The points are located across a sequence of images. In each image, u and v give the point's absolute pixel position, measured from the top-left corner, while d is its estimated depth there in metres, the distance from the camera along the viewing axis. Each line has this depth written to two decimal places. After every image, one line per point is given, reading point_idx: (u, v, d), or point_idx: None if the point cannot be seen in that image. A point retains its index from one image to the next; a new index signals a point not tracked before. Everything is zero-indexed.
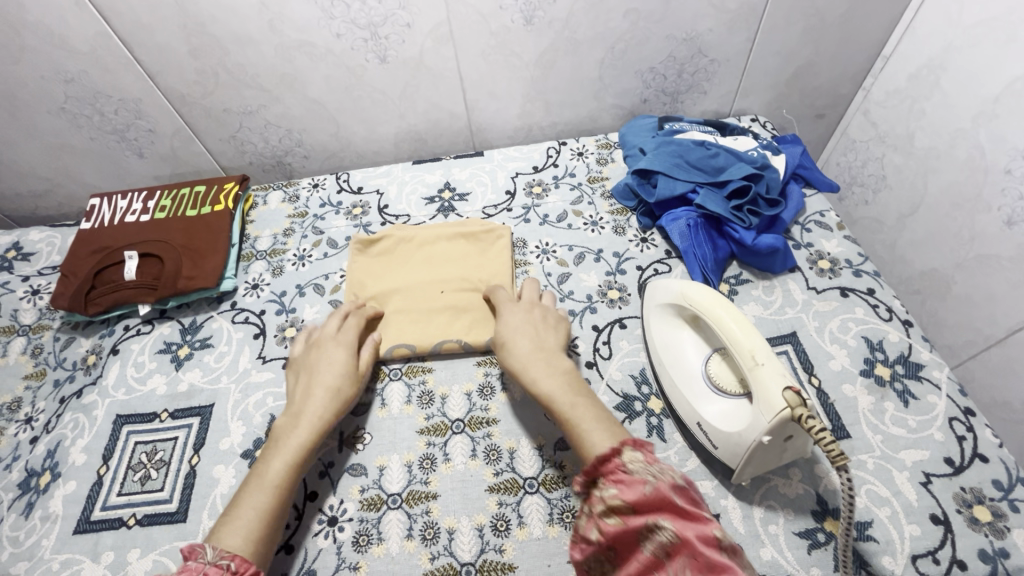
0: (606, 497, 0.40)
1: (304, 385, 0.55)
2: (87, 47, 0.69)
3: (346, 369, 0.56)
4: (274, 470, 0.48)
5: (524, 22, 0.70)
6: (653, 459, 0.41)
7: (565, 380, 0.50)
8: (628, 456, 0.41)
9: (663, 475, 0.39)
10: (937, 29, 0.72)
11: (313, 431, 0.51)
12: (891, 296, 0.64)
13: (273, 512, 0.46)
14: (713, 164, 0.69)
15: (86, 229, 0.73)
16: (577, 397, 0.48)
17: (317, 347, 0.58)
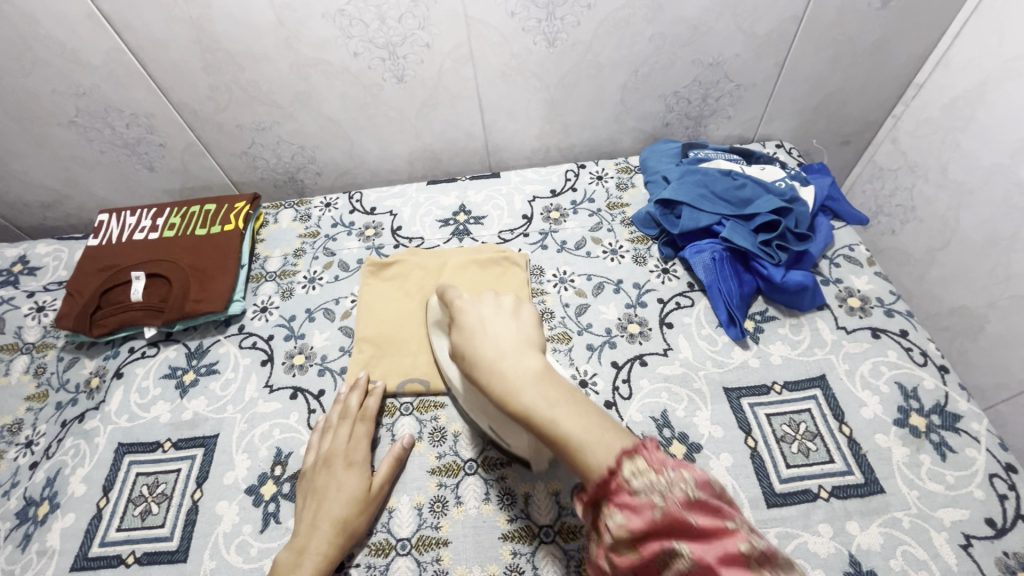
0: (608, 525, 0.34)
1: (310, 513, 0.51)
2: (100, 62, 0.68)
3: (354, 500, 0.51)
4: None
5: (546, 44, 0.68)
6: (661, 464, 0.34)
7: (534, 383, 0.42)
8: (630, 468, 0.34)
9: (672, 489, 0.33)
10: (975, 59, 0.70)
11: (315, 572, 0.47)
12: (924, 339, 0.61)
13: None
14: (739, 196, 0.67)
15: (94, 246, 0.72)
16: (536, 394, 0.41)
17: (326, 465, 0.54)
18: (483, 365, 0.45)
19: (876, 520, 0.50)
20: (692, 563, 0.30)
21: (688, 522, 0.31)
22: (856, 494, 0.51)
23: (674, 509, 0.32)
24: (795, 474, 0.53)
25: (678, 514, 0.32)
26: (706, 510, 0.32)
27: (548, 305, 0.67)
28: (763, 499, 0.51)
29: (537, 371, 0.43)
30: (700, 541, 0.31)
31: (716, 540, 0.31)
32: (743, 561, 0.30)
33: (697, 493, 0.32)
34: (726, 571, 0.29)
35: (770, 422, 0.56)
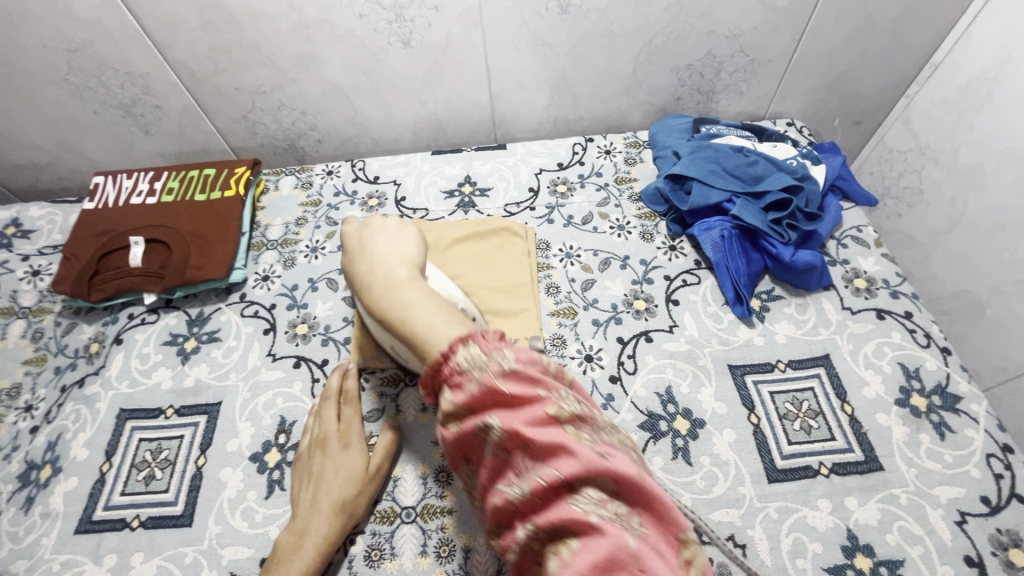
0: (442, 404, 0.34)
1: (309, 495, 0.50)
2: (93, 16, 0.65)
3: (353, 479, 0.51)
4: None
5: (559, 10, 0.66)
6: (490, 346, 0.35)
7: (405, 294, 0.42)
8: (461, 353, 0.35)
9: (489, 365, 0.33)
10: (996, 39, 0.68)
11: (316, 552, 0.47)
12: (929, 321, 0.61)
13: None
14: (751, 173, 0.66)
15: (90, 210, 0.70)
16: (401, 296, 0.42)
17: (322, 447, 0.53)
18: (359, 275, 0.46)
19: (874, 497, 0.51)
20: (503, 433, 0.31)
21: (501, 392, 0.32)
22: (855, 471, 0.52)
23: (489, 381, 0.33)
24: (797, 450, 0.53)
25: (493, 386, 0.32)
26: (519, 379, 0.33)
27: (554, 279, 0.66)
28: (765, 474, 0.52)
29: (404, 281, 0.43)
30: (512, 409, 0.32)
31: (525, 407, 0.32)
32: (551, 420, 0.31)
33: (513, 367, 0.33)
34: (532, 432, 0.31)
35: (774, 399, 0.57)
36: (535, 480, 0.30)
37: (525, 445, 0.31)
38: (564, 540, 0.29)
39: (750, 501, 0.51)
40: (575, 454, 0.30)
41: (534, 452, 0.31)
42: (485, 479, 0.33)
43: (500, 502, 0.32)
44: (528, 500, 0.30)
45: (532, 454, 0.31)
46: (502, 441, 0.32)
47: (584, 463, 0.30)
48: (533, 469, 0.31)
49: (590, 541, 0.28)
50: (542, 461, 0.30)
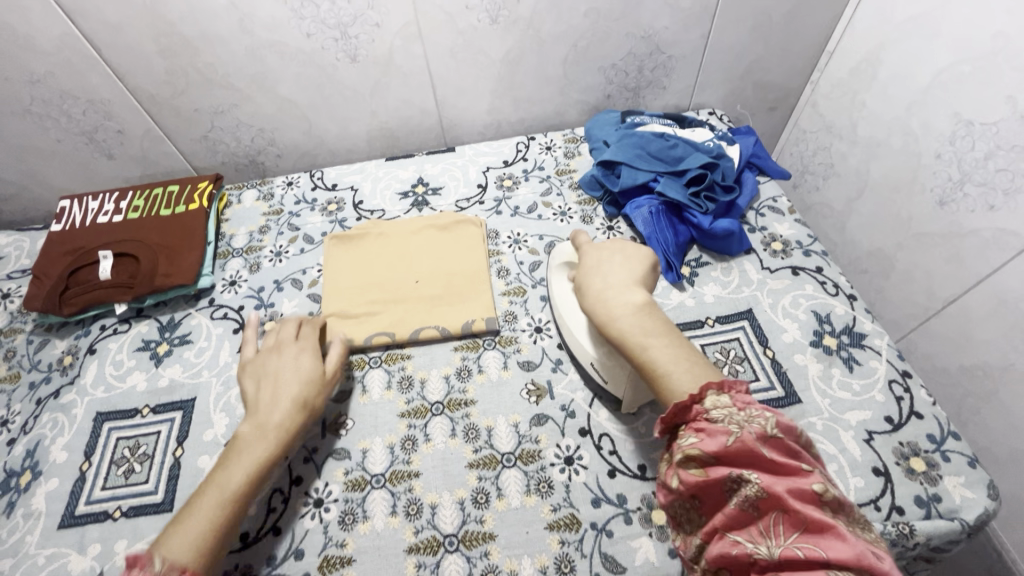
0: (684, 445, 0.42)
1: (268, 393, 0.54)
2: (53, 48, 0.69)
3: (303, 377, 0.55)
4: (236, 482, 0.48)
5: (490, 21, 0.73)
6: (745, 406, 0.42)
7: (630, 315, 0.51)
8: (712, 401, 0.43)
9: (750, 424, 0.40)
10: (872, 26, 0.78)
11: (275, 438, 0.51)
12: (837, 273, 0.69)
13: (225, 520, 0.46)
14: (672, 155, 0.74)
15: (58, 231, 0.73)
16: (637, 323, 0.51)
17: (274, 351, 0.58)
18: (592, 292, 0.55)
19: (794, 425, 0.57)
20: (763, 492, 0.38)
21: (763, 456, 0.39)
22: (777, 406, 0.58)
23: (750, 442, 0.40)
24: None
25: (754, 447, 0.39)
26: (779, 449, 0.40)
27: (504, 263, 0.72)
28: None
29: (639, 307, 0.52)
30: (773, 475, 0.39)
31: (788, 477, 0.38)
32: (814, 499, 0.37)
33: (776, 434, 0.40)
34: (796, 503, 0.37)
35: (705, 350, 0.63)
36: (792, 548, 0.36)
37: (783, 510, 0.37)
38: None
39: None
40: (846, 539, 0.35)
41: (795, 522, 0.37)
42: (720, 525, 0.40)
43: (735, 550, 0.38)
44: (776, 563, 0.36)
45: (790, 521, 0.37)
46: (756, 499, 0.39)
47: (855, 549, 0.35)
48: (790, 539, 0.37)
49: None
50: (800, 533, 0.36)
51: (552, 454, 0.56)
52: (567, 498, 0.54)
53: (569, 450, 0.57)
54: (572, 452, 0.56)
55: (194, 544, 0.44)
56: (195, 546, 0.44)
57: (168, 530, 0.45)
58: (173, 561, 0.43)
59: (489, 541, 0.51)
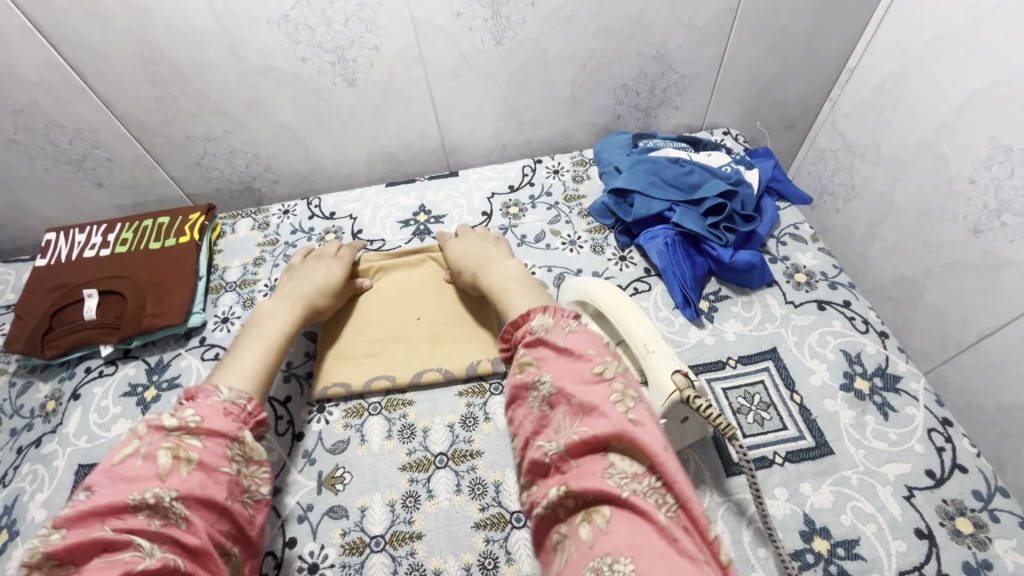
0: (516, 358, 0.43)
1: (300, 281, 0.64)
2: (37, 77, 0.66)
3: (326, 277, 0.65)
4: (275, 335, 0.56)
5: (494, 42, 0.70)
6: (562, 318, 0.44)
7: (503, 273, 0.58)
8: (539, 320, 0.44)
9: (559, 332, 0.42)
10: (898, 43, 0.74)
11: (291, 309, 0.60)
12: (866, 308, 0.65)
13: (270, 365, 0.53)
14: (688, 181, 0.70)
15: (42, 266, 0.70)
16: (499, 276, 0.58)
17: (314, 259, 0.68)
18: (456, 258, 0.64)
19: (827, 480, 0.53)
20: (554, 389, 0.38)
21: (563, 350, 0.40)
22: (808, 458, 0.54)
23: (555, 343, 0.41)
24: (752, 443, 0.55)
25: (557, 346, 0.41)
26: (577, 344, 0.41)
27: None
28: (723, 468, 0.54)
29: (513, 269, 0.58)
30: (568, 371, 0.39)
31: (576, 371, 0.39)
32: (594, 385, 0.38)
33: (574, 332, 0.42)
34: (578, 390, 0.37)
35: (727, 394, 0.59)
36: (573, 433, 0.36)
37: (568, 401, 0.37)
38: (598, 509, 0.33)
39: (712, 497, 0.52)
40: (610, 417, 0.36)
41: (575, 408, 0.37)
42: (528, 435, 0.38)
43: (538, 455, 0.37)
44: (562, 454, 0.36)
45: (572, 410, 0.37)
46: (550, 396, 0.38)
47: (617, 425, 0.35)
48: (570, 426, 0.36)
49: (621, 511, 0.33)
50: (580, 418, 0.36)
51: None
52: None
53: None
54: None
55: (247, 376, 0.50)
56: (244, 374, 0.50)
57: (216, 372, 0.50)
58: (237, 389, 0.47)
59: None
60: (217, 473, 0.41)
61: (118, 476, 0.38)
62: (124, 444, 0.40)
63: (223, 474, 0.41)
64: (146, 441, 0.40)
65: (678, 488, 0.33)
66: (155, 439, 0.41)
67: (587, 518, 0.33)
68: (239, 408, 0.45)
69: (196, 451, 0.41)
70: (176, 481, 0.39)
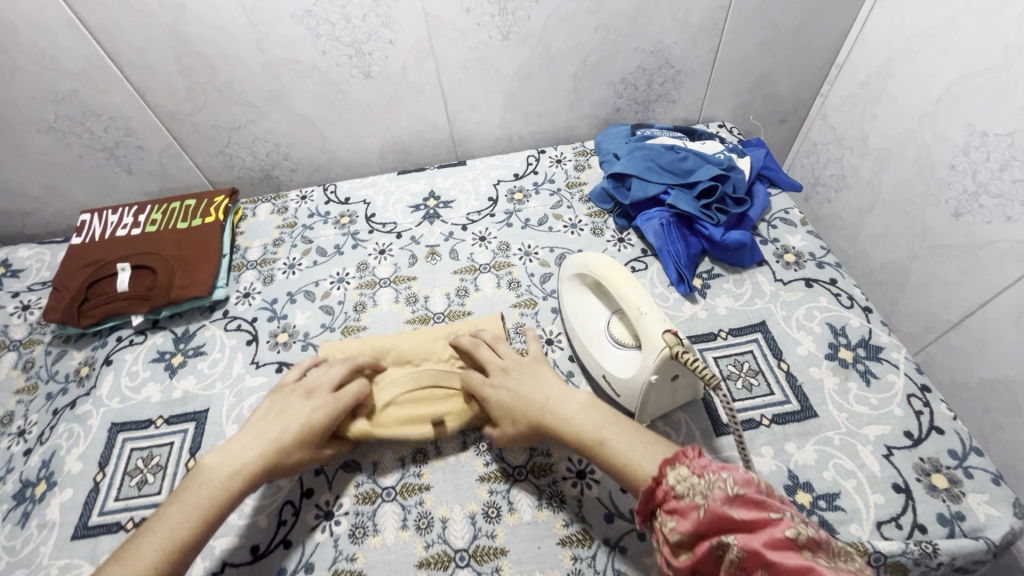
0: (665, 532, 0.40)
1: (266, 426, 0.52)
2: (78, 68, 0.71)
3: (299, 422, 0.52)
4: (183, 526, 0.45)
5: (501, 37, 0.74)
6: (701, 468, 0.40)
7: (583, 417, 0.49)
8: (672, 476, 0.41)
9: (711, 489, 0.38)
10: (883, 39, 0.78)
11: (239, 471, 0.48)
12: (851, 285, 0.68)
13: (158, 573, 0.43)
14: (682, 167, 0.74)
15: (78, 244, 0.75)
16: (589, 419, 0.49)
17: (302, 393, 0.55)
18: (500, 402, 0.53)
19: (811, 440, 0.56)
20: (742, 553, 0.35)
21: (733, 516, 0.37)
22: (793, 419, 0.57)
23: (715, 506, 0.38)
24: (740, 406, 0.59)
25: (721, 510, 0.37)
26: (745, 504, 0.37)
27: (515, 276, 0.72)
28: (712, 429, 0.57)
29: (589, 404, 0.51)
30: (748, 533, 0.36)
31: (761, 530, 0.36)
32: (788, 546, 0.34)
33: (737, 490, 0.38)
34: (773, 554, 0.34)
35: (718, 363, 0.62)
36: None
37: (767, 567, 0.34)
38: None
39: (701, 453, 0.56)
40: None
41: (779, 574, 0.33)
42: None
43: None
44: None
45: (777, 575, 0.33)
46: (742, 562, 0.35)
47: None
48: None
49: None
50: None
51: (565, 468, 0.56)
52: (580, 513, 0.53)
53: (581, 463, 0.56)
54: (584, 466, 0.56)
55: (131, 568, 0.43)
56: None
57: (108, 562, 0.44)
58: None
59: (501, 557, 0.51)
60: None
61: None
62: None
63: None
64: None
65: None
66: None
67: None
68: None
69: None
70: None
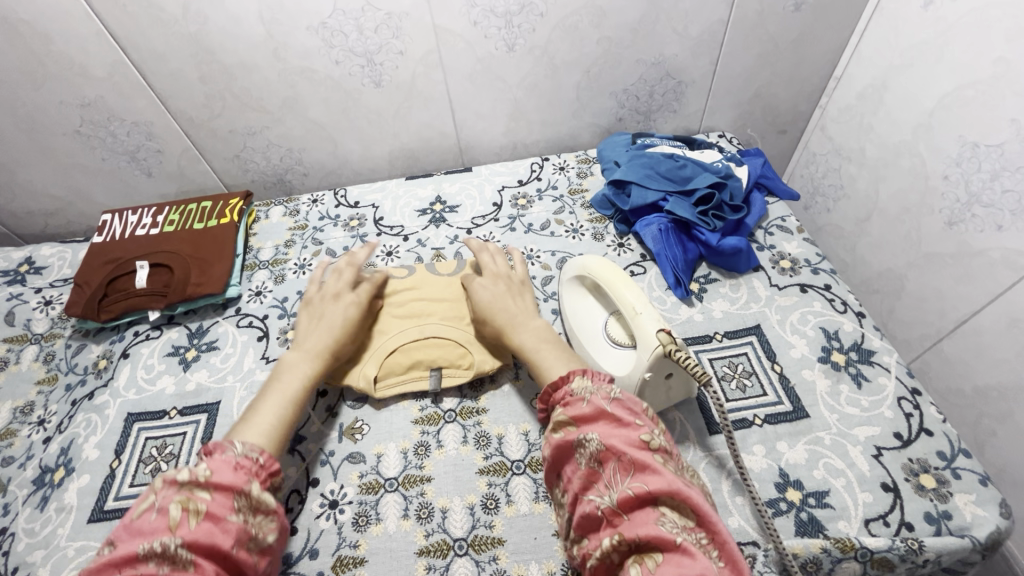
0: (552, 417, 0.46)
1: (310, 324, 0.62)
2: (105, 74, 0.75)
3: (347, 322, 0.62)
4: (293, 387, 0.55)
5: (507, 49, 0.77)
6: (597, 379, 0.48)
7: (534, 332, 0.57)
8: (576, 381, 0.48)
9: (598, 391, 0.46)
10: (879, 52, 0.80)
11: (315, 360, 0.58)
12: (845, 291, 0.70)
13: (288, 419, 0.53)
14: (681, 175, 0.76)
15: (99, 242, 0.78)
16: (528, 335, 0.57)
17: (325, 300, 0.64)
18: (482, 305, 0.61)
19: (802, 440, 0.57)
20: (604, 448, 0.42)
21: (608, 412, 0.44)
22: (785, 420, 0.59)
23: (598, 404, 0.45)
24: (734, 406, 0.60)
25: (602, 407, 0.44)
26: (622, 407, 0.44)
27: None
28: (706, 428, 0.59)
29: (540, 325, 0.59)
30: (616, 431, 0.43)
31: (625, 432, 0.43)
32: (644, 448, 0.42)
33: (618, 396, 0.45)
34: (630, 451, 0.41)
35: (712, 364, 0.64)
36: (626, 489, 0.40)
37: (621, 460, 0.41)
38: (649, 553, 0.38)
39: (695, 451, 0.57)
40: (663, 477, 0.40)
41: (627, 467, 0.41)
42: (579, 489, 0.43)
43: (590, 509, 0.41)
44: (615, 509, 0.40)
45: (625, 469, 0.41)
46: (601, 455, 0.42)
47: (671, 484, 0.39)
48: (623, 483, 0.41)
49: (675, 554, 0.36)
50: (633, 476, 0.40)
51: None
52: None
53: None
54: None
55: (265, 430, 0.51)
56: (264, 433, 0.51)
57: (241, 430, 0.51)
58: (251, 442, 0.47)
59: (498, 547, 0.52)
60: (224, 522, 0.41)
61: (135, 531, 0.40)
62: (142, 500, 0.42)
63: (232, 523, 0.41)
64: (161, 495, 0.41)
65: (718, 531, 0.39)
66: (168, 492, 0.41)
67: (641, 560, 0.38)
68: (251, 461, 0.46)
69: (204, 502, 0.41)
70: (186, 532, 0.39)
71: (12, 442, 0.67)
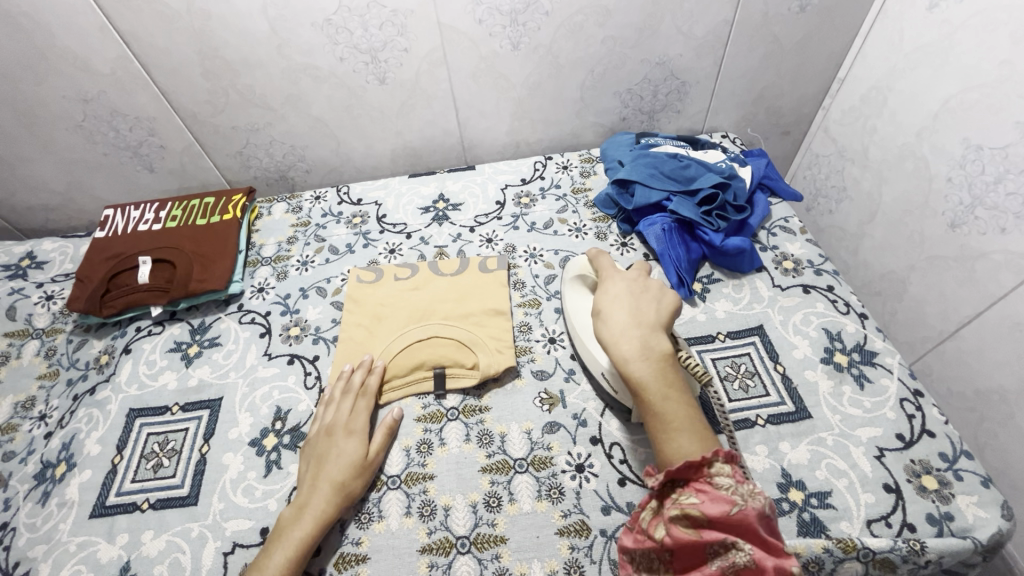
0: (684, 503, 0.43)
1: (312, 475, 0.56)
2: (108, 69, 0.75)
3: (353, 465, 0.56)
4: (275, 564, 0.50)
5: (511, 47, 0.77)
6: (742, 478, 0.43)
7: (649, 364, 0.51)
8: (718, 469, 0.44)
9: (749, 499, 0.42)
10: (883, 54, 0.80)
11: (314, 526, 0.52)
12: (848, 292, 0.70)
13: None
14: (685, 175, 0.76)
15: (102, 237, 0.78)
16: (642, 367, 0.51)
17: (329, 435, 0.58)
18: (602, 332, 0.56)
19: (805, 440, 0.57)
20: (748, 561, 0.40)
21: (757, 532, 0.41)
22: (787, 420, 0.59)
23: (748, 516, 0.41)
24: (736, 406, 0.60)
25: (752, 522, 0.41)
26: (767, 525, 0.42)
27: (520, 276, 0.75)
28: (708, 427, 0.59)
29: (659, 354, 0.52)
30: (762, 548, 0.41)
31: (772, 554, 0.41)
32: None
33: (765, 511, 0.42)
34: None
35: (715, 364, 0.64)
36: None
37: None
38: None
39: None
40: None
41: None
42: None
43: None
44: None
45: None
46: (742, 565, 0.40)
47: None
48: None
49: None
50: None
51: (563, 461, 0.58)
52: (578, 505, 0.55)
53: (579, 457, 0.58)
54: (583, 459, 0.57)
55: None
56: None
57: None
58: None
59: (501, 545, 0.53)
60: None
61: None
62: None
63: None
64: None
65: None
66: None
67: None
68: None
69: None
70: None
71: (13, 436, 0.67)
